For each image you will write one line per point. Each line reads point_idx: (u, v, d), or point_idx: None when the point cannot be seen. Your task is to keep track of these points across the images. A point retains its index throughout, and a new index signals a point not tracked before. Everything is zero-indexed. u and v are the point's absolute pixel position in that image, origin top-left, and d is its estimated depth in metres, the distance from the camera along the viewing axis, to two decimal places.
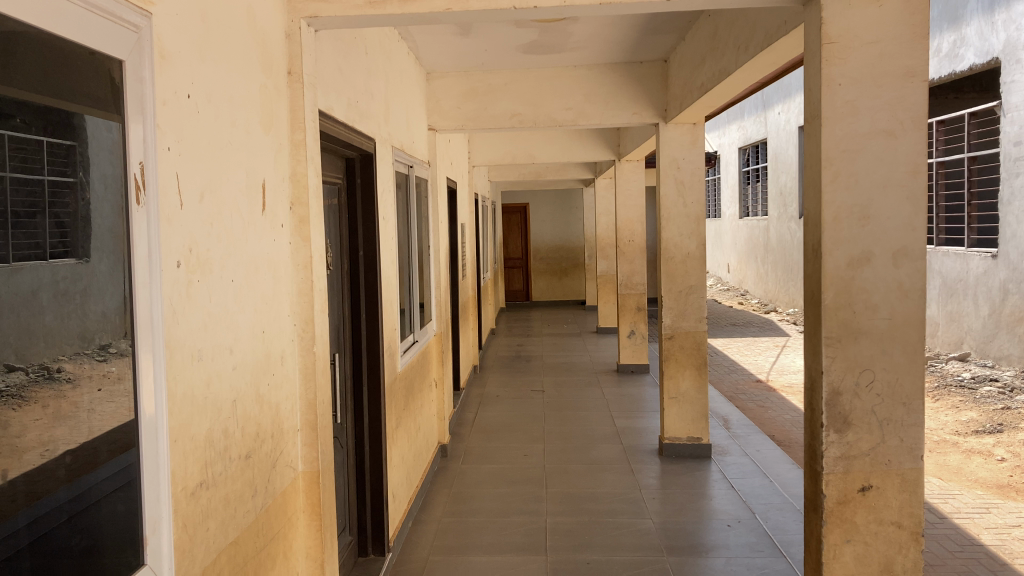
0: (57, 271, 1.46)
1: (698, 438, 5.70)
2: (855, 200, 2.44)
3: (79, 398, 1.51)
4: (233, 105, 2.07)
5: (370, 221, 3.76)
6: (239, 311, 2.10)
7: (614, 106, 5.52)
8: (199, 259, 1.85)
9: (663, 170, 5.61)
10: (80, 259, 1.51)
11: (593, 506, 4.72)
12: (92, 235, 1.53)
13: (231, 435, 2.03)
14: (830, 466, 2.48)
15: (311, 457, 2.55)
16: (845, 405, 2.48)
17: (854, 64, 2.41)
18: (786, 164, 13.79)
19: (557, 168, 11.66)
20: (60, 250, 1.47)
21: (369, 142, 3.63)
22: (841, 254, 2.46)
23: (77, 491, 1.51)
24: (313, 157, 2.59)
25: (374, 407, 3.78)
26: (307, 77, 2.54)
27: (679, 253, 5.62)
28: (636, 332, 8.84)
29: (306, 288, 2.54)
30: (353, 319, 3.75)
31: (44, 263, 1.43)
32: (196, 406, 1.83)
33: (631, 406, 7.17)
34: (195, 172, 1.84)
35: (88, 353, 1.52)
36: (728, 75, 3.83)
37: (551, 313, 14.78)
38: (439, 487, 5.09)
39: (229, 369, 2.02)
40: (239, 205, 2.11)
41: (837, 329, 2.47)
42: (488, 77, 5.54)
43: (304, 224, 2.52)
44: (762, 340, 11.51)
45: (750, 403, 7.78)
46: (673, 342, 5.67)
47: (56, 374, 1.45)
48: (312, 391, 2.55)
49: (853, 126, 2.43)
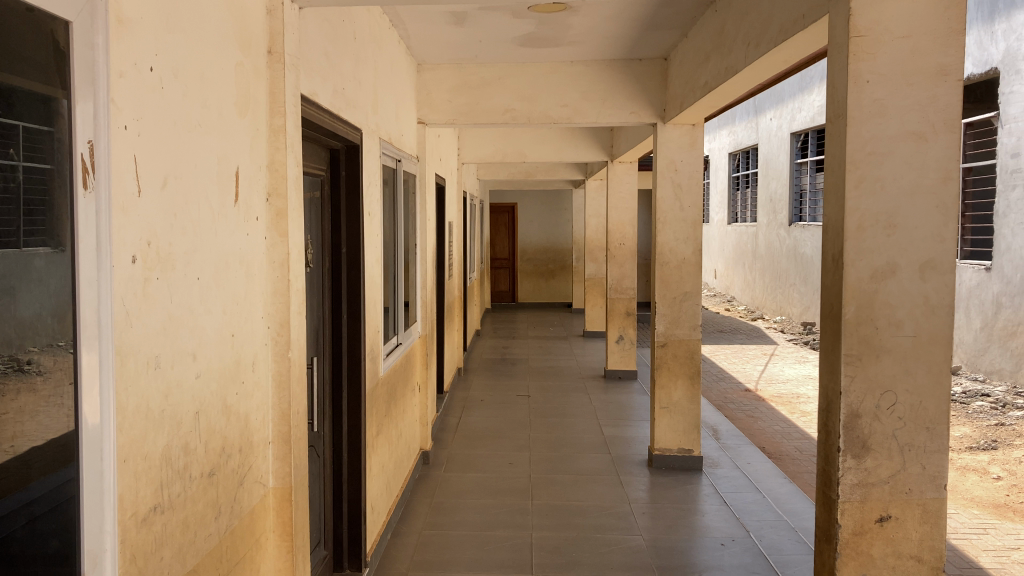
0: (25, 260, 1.33)
1: (689, 450, 5.52)
2: (881, 207, 2.26)
3: (52, 391, 1.39)
4: (205, 84, 1.86)
5: (355, 217, 3.54)
6: (205, 312, 1.88)
7: (611, 104, 5.33)
8: (160, 253, 1.64)
9: (660, 171, 5.41)
10: (61, 249, 1.36)
11: (580, 520, 4.53)
12: (71, 222, 1.37)
13: (192, 452, 1.81)
14: (846, 494, 2.30)
15: (283, 472, 2.34)
16: (864, 429, 2.29)
17: (885, 60, 2.22)
18: (776, 170, 13.66)
19: (548, 168, 11.47)
20: (35, 237, 1.34)
21: (356, 131, 3.43)
22: (863, 266, 2.28)
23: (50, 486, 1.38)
24: (294, 146, 2.38)
25: (353, 415, 3.56)
26: (289, 58, 2.33)
27: (675, 258, 5.43)
28: (624, 337, 8.67)
29: (282, 288, 2.32)
30: (334, 321, 3.54)
31: (17, 252, 1.32)
32: (152, 420, 1.61)
33: (619, 414, 6.98)
34: (156, 156, 1.62)
35: (62, 345, 1.38)
36: (734, 73, 3.66)
37: (537, 315, 14.56)
38: (420, 496, 4.89)
39: (192, 378, 1.81)
40: (210, 195, 1.90)
41: (857, 347, 2.28)
42: (482, 70, 5.35)
43: (282, 217, 2.31)
44: (750, 347, 11.37)
45: (738, 413, 7.61)
46: (665, 351, 5.48)
47: (28, 367, 1.35)
48: (285, 400, 2.33)
49: (883, 127, 2.25)
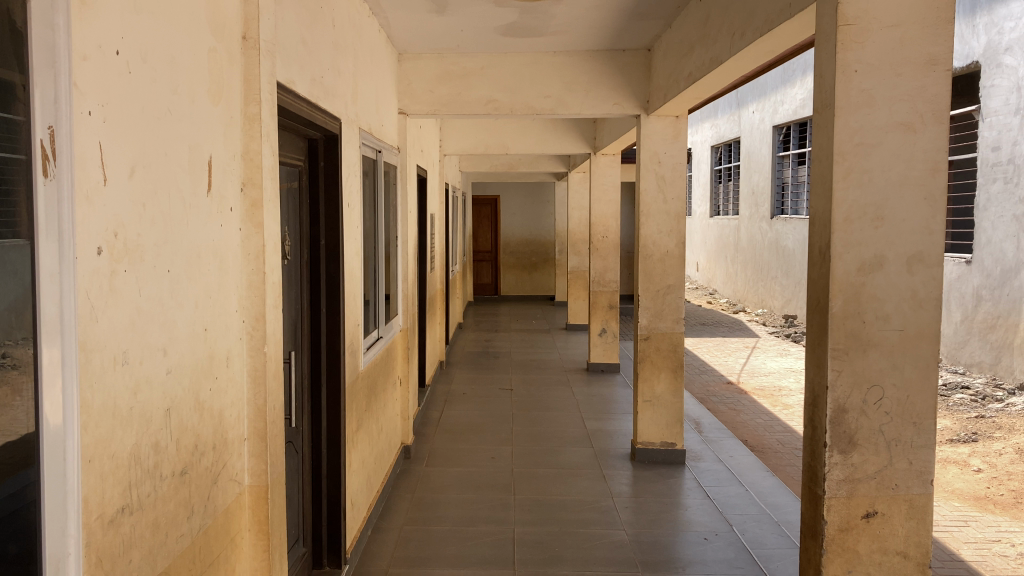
0: None
1: (671, 444, 5.50)
2: (869, 199, 2.23)
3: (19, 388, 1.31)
4: (175, 69, 1.79)
5: (334, 208, 3.48)
6: (176, 306, 1.82)
7: (594, 95, 5.28)
8: (127, 244, 1.57)
9: (643, 164, 5.37)
10: (22, 239, 1.29)
11: (562, 515, 4.49)
12: (33, 212, 1.30)
13: (163, 450, 1.75)
14: (832, 490, 2.27)
15: (259, 470, 2.28)
16: (851, 424, 2.26)
17: (873, 50, 2.19)
18: (758, 163, 13.67)
19: (530, 160, 11.42)
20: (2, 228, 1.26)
21: (335, 121, 3.37)
22: (850, 259, 2.24)
23: (17, 485, 1.32)
24: (269, 136, 2.31)
25: (332, 410, 3.50)
26: (264, 44, 2.26)
27: (658, 251, 5.40)
28: (606, 330, 8.64)
29: (257, 281, 2.25)
30: (313, 315, 3.48)
31: None
32: (119, 418, 1.55)
33: (601, 407, 6.96)
34: (123, 143, 1.55)
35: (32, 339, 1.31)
36: (719, 63, 3.63)
37: (520, 308, 14.52)
38: (401, 491, 4.84)
39: (163, 374, 1.75)
40: (180, 183, 1.83)
41: (844, 341, 2.25)
42: (463, 60, 5.28)
43: (257, 208, 2.25)
44: (732, 340, 11.37)
45: (720, 406, 7.60)
46: (648, 344, 5.45)
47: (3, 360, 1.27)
48: (261, 396, 2.27)
49: (870, 118, 2.21)
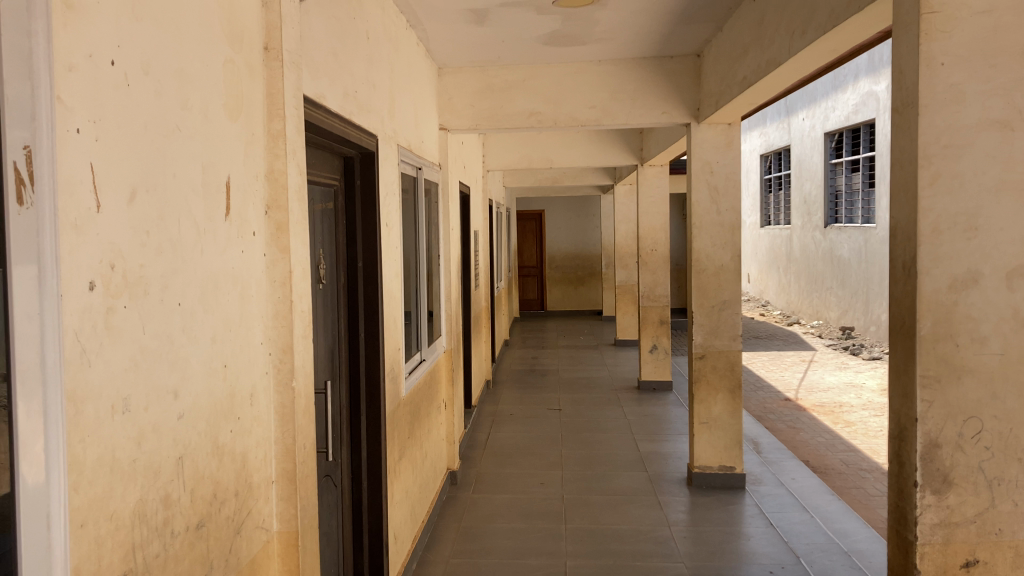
0: None
1: (730, 468, 5.22)
2: (961, 207, 2.05)
3: None
4: (183, 79, 1.62)
5: (371, 229, 3.31)
6: (189, 342, 1.64)
7: (641, 104, 5.06)
8: (127, 276, 1.40)
9: (695, 174, 5.13)
10: None
11: (617, 546, 4.25)
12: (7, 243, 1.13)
13: (175, 504, 1.57)
14: (926, 536, 2.10)
15: (288, 515, 2.10)
16: (945, 461, 2.08)
17: (961, 40, 2.01)
18: (810, 171, 13.29)
19: (574, 174, 11.22)
20: None
21: (371, 138, 3.22)
22: (940, 275, 2.06)
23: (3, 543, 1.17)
24: (296, 153, 2.14)
25: (371, 440, 3.32)
26: (289, 55, 2.10)
27: (712, 265, 5.14)
28: (658, 347, 8.37)
29: (284, 310, 2.08)
30: (351, 341, 3.31)
31: None
32: (119, 473, 1.37)
33: (654, 428, 6.69)
34: (120, 164, 1.38)
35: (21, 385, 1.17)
36: (776, 65, 3.42)
37: (566, 323, 14.28)
38: (446, 521, 4.64)
39: (174, 420, 1.58)
40: (193, 208, 1.66)
41: (935, 367, 2.07)
42: (504, 72, 5.12)
43: (282, 231, 2.07)
44: (788, 354, 10.98)
45: (780, 424, 7.27)
46: (704, 363, 5.20)
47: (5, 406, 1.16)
48: (290, 434, 2.10)
49: (960, 115, 2.03)
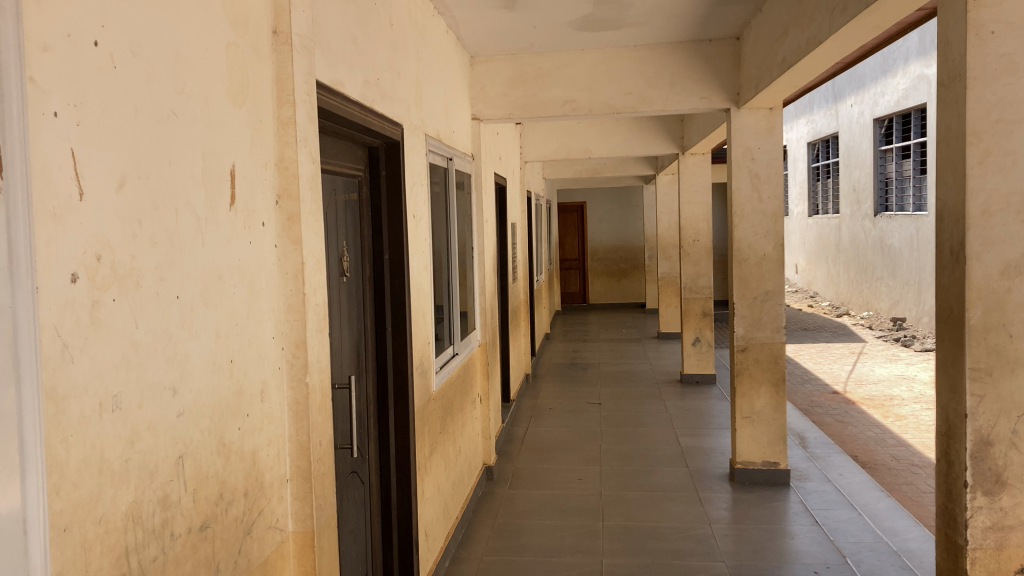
0: None
1: (774, 463, 5.07)
2: (1015, 187, 1.91)
3: None
4: (179, 61, 1.55)
5: (396, 221, 3.24)
6: (189, 337, 1.58)
7: (679, 90, 4.91)
8: (117, 268, 1.34)
9: (735, 161, 4.97)
10: None
11: (656, 544, 4.13)
12: None
13: (175, 505, 1.51)
14: (978, 540, 1.97)
15: (304, 515, 2.03)
16: (998, 460, 1.95)
17: (1013, 7, 1.87)
18: (859, 159, 12.96)
19: (615, 165, 11.08)
20: None
21: (396, 127, 3.15)
22: (991, 259, 1.92)
23: None
24: (308, 140, 2.07)
25: (399, 435, 3.26)
26: (299, 39, 2.02)
27: (754, 255, 4.98)
28: (701, 339, 8.20)
29: (296, 303, 2.02)
30: (378, 334, 3.24)
31: None
32: (110, 475, 1.31)
33: (696, 422, 6.55)
34: (106, 149, 1.32)
35: None
36: (816, 44, 3.27)
37: (609, 316, 14.14)
38: (482, 517, 4.56)
39: (173, 418, 1.51)
40: (192, 196, 1.60)
41: (986, 360, 1.93)
42: (538, 60, 5.02)
43: (294, 221, 2.00)
44: (836, 346, 10.72)
45: (827, 418, 7.07)
46: (746, 355, 5.05)
47: None
48: (304, 432, 2.03)
49: (1012, 88, 1.88)
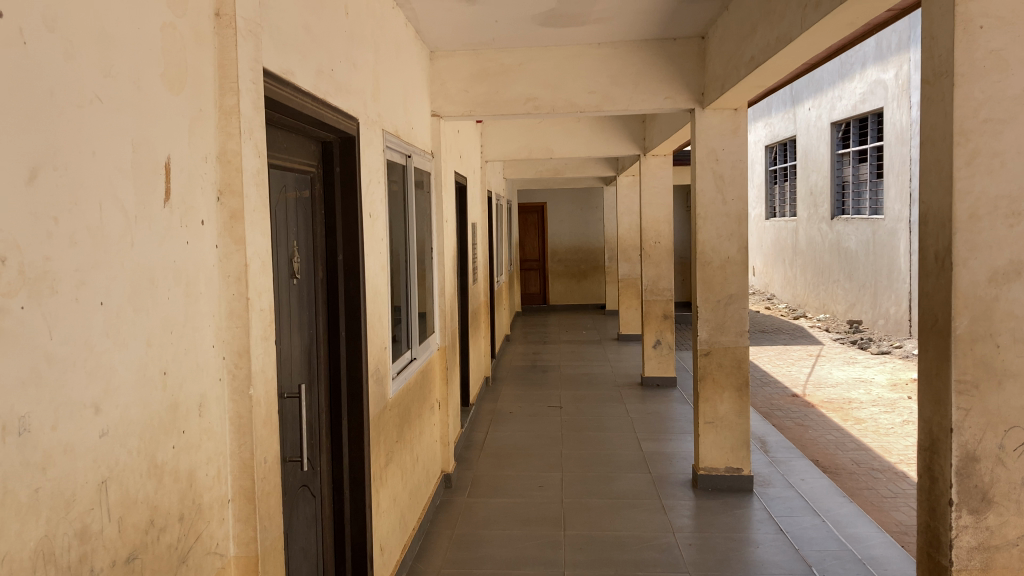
0: None
1: (737, 469, 5.00)
2: (1003, 189, 1.82)
3: None
4: (106, 40, 1.40)
5: (351, 220, 3.08)
6: (115, 347, 1.42)
7: (643, 89, 4.81)
8: (26, 272, 1.18)
9: (700, 162, 4.89)
10: None
11: (619, 555, 4.02)
12: None
13: (96, 536, 1.35)
14: (962, 560, 1.89)
15: (247, 538, 1.88)
16: (984, 477, 1.86)
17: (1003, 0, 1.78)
18: (816, 162, 13.03)
19: (576, 165, 10.97)
20: None
21: (351, 121, 3.00)
22: (979, 266, 1.84)
23: None
24: (253, 132, 1.91)
25: (353, 445, 3.11)
26: (243, 22, 1.87)
27: (718, 258, 4.91)
28: (661, 341, 8.15)
29: (239, 309, 1.86)
30: (331, 339, 3.09)
31: None
32: (15, 508, 1.15)
33: (657, 426, 6.47)
34: (12, 136, 1.15)
35: None
36: (785, 41, 3.18)
37: (569, 318, 14.03)
38: (439, 527, 4.42)
39: (95, 439, 1.35)
40: (119, 189, 1.43)
41: (972, 372, 1.85)
42: (500, 56, 4.89)
43: (237, 220, 1.85)
44: (794, 349, 10.75)
45: (787, 422, 7.05)
46: (709, 360, 4.97)
47: None
48: (247, 449, 1.88)
49: (1001, 86, 1.80)
